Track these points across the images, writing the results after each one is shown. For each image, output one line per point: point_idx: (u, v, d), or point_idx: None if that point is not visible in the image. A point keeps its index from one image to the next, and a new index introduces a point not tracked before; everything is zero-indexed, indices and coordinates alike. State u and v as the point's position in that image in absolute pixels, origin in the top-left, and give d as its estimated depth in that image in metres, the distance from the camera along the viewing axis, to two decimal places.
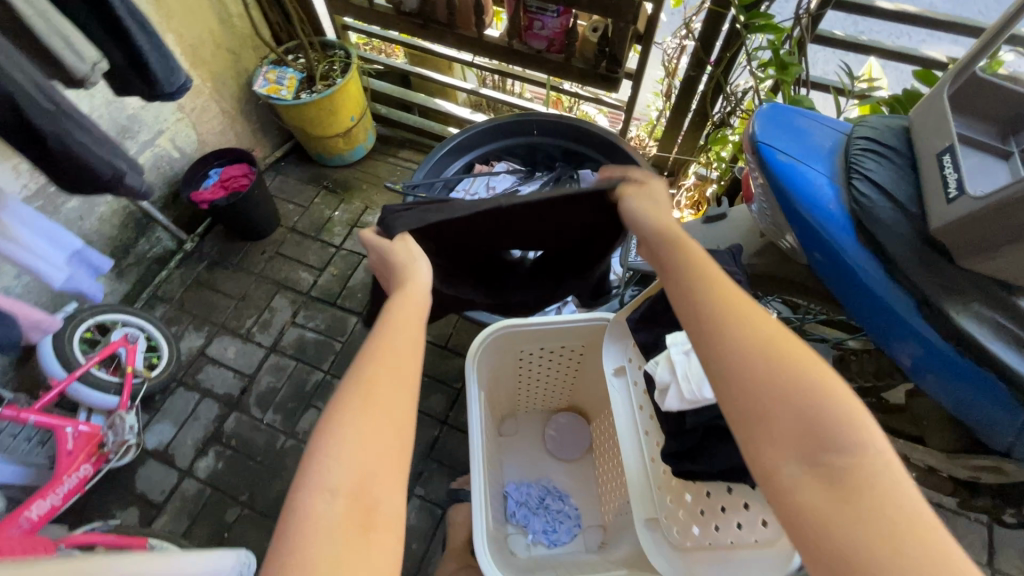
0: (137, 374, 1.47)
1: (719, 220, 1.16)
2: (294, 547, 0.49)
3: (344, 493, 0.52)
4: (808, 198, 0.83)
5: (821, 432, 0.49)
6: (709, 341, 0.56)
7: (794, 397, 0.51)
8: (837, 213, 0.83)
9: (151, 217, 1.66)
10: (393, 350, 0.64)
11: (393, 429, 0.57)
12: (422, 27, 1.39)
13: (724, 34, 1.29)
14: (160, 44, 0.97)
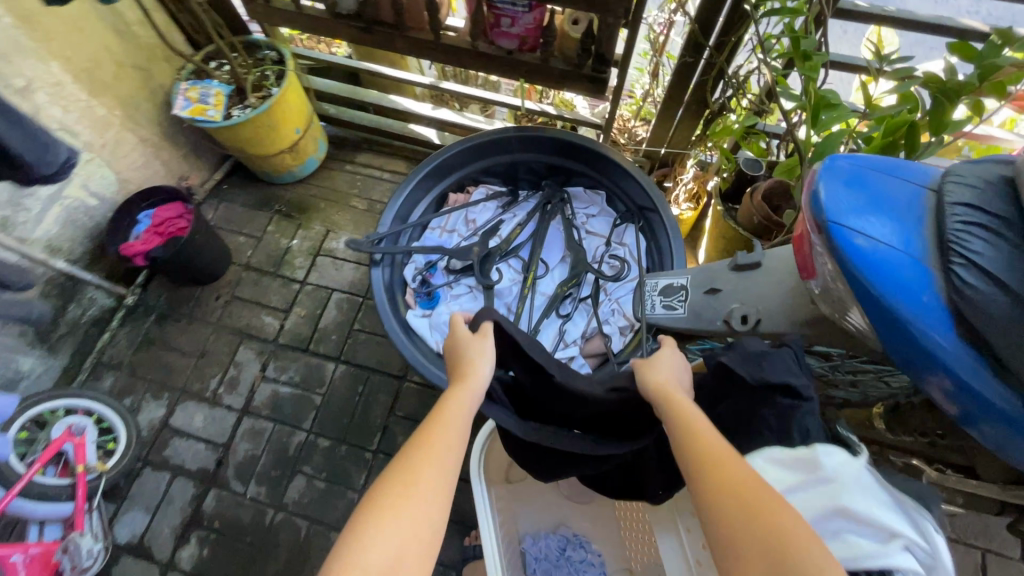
0: (93, 468, 1.30)
1: (755, 268, 0.81)
2: None
3: None
4: (883, 294, 0.55)
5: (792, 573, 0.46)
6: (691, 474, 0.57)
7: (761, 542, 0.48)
8: (930, 309, 0.54)
9: (77, 278, 1.43)
10: (438, 442, 0.69)
11: (419, 527, 0.61)
12: (365, 31, 1.15)
13: (727, 14, 1.08)
14: (22, 117, 0.74)
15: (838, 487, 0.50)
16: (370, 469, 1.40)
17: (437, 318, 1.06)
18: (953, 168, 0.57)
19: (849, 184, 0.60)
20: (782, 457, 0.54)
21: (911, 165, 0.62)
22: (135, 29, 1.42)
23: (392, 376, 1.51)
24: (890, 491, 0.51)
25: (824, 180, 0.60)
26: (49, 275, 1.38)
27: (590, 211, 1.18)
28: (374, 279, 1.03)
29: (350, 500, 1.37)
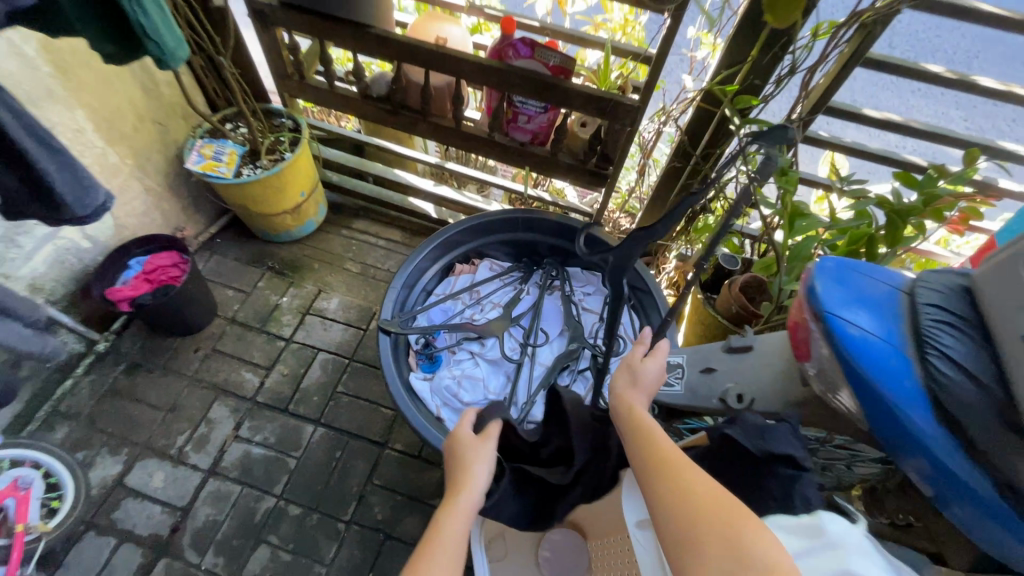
0: (32, 528, 1.18)
1: (745, 351, 0.89)
2: None
3: None
4: (884, 375, 0.63)
5: (741, 551, 0.52)
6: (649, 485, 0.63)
7: (705, 515, 0.56)
8: (914, 392, 0.62)
9: (54, 320, 1.37)
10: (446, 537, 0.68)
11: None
12: (391, 113, 1.26)
13: (713, 130, 1.25)
14: (70, 162, 0.76)
15: (842, 554, 0.54)
16: (342, 541, 1.33)
17: (438, 381, 1.09)
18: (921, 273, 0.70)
19: (840, 284, 0.69)
20: (789, 525, 0.58)
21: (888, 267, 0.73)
22: (161, 88, 1.46)
23: (373, 444, 1.46)
24: (889, 559, 0.55)
25: (825, 276, 0.69)
26: None
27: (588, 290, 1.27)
28: (380, 344, 1.05)
29: None
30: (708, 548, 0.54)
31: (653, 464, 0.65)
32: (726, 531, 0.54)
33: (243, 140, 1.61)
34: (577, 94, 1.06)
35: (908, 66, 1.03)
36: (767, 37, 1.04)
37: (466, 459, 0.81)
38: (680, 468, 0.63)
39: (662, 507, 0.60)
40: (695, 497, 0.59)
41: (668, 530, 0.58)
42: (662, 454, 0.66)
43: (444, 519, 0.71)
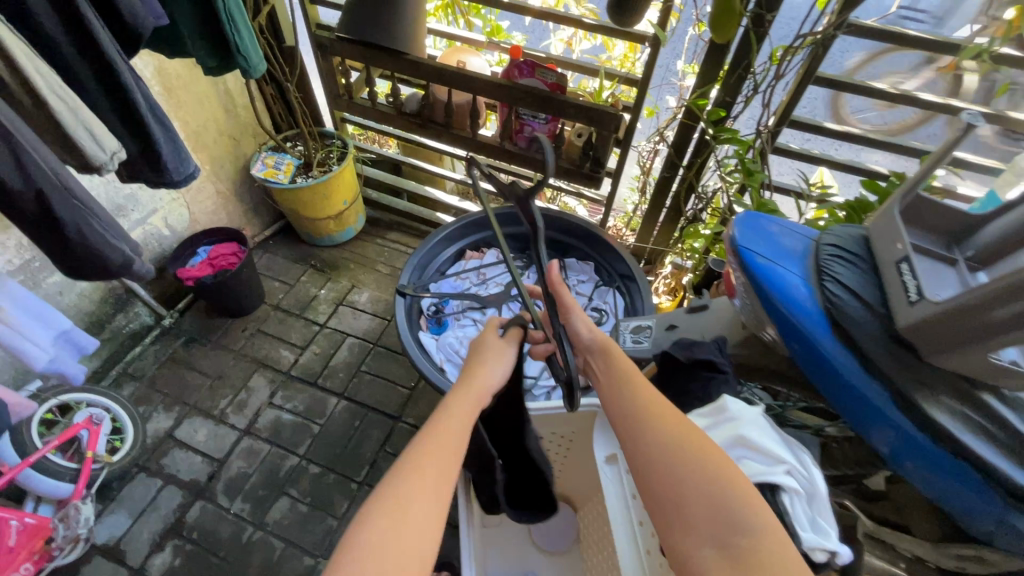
0: (97, 459, 1.38)
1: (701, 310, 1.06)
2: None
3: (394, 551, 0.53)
4: (787, 299, 0.78)
5: (725, 518, 0.57)
6: (636, 434, 0.66)
7: (695, 484, 0.59)
8: (813, 311, 0.77)
9: (134, 293, 1.63)
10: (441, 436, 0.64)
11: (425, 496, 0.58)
12: (420, 126, 1.52)
13: (695, 143, 1.42)
14: (174, 137, 1.00)
15: (737, 422, 0.68)
16: (354, 499, 1.46)
17: (444, 340, 1.29)
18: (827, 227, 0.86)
19: (752, 230, 0.84)
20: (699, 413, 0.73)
21: (800, 224, 0.89)
22: (239, 110, 1.77)
23: (388, 416, 1.62)
24: (779, 434, 0.69)
25: (743, 223, 0.85)
26: (113, 286, 1.58)
27: (582, 279, 1.46)
28: (397, 304, 1.25)
29: (328, 527, 1.41)
30: (693, 516, 0.58)
31: (638, 426, 0.66)
32: (713, 498, 0.58)
33: (300, 155, 1.90)
34: (569, 106, 1.28)
35: (855, 83, 1.21)
36: (733, 59, 1.23)
37: (485, 363, 0.76)
38: (663, 433, 0.64)
39: (652, 469, 0.62)
40: (687, 467, 0.61)
41: (657, 490, 0.61)
42: (654, 418, 0.66)
43: (455, 402, 0.69)
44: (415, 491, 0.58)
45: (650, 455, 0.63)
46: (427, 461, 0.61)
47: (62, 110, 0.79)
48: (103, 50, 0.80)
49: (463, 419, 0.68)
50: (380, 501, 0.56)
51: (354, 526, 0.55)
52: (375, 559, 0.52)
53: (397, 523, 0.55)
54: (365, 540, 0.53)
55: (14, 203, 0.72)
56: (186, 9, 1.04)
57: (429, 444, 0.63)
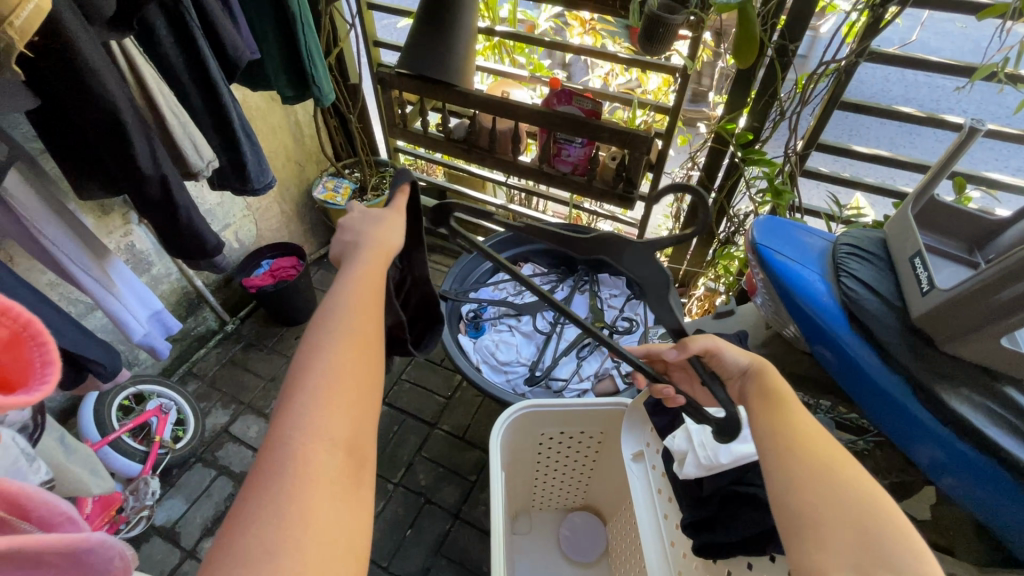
0: (164, 445, 1.51)
1: (727, 314, 1.15)
2: (290, 494, 0.42)
3: (340, 448, 0.45)
4: (806, 293, 0.88)
5: (874, 547, 0.48)
6: (773, 443, 0.57)
7: (842, 505, 0.50)
8: (831, 305, 0.87)
9: (204, 298, 1.80)
10: (365, 311, 0.54)
11: (367, 385, 0.50)
12: (466, 150, 1.67)
13: (725, 167, 1.49)
14: (258, 152, 1.15)
15: None
16: (389, 499, 1.52)
17: (483, 344, 1.40)
18: (849, 230, 0.96)
19: (772, 231, 0.96)
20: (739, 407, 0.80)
21: (820, 231, 1.00)
22: (306, 139, 1.97)
23: (425, 423, 1.69)
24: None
25: (763, 226, 0.97)
26: (187, 291, 1.76)
27: (614, 294, 1.53)
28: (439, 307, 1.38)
29: None
30: (835, 542, 0.49)
31: (775, 433, 0.57)
32: (858, 518, 0.49)
33: (356, 180, 2.08)
34: (605, 129, 1.38)
35: (881, 108, 1.26)
36: (760, 86, 1.30)
37: (388, 226, 0.65)
38: (802, 444, 0.55)
39: (786, 483, 0.53)
40: (833, 486, 0.51)
41: (791, 508, 0.52)
42: (796, 431, 0.57)
43: (370, 259, 0.60)
44: (353, 352, 0.50)
45: (784, 468, 0.54)
46: (358, 318, 0.53)
47: (175, 123, 0.95)
48: (212, 75, 0.97)
49: (382, 276, 0.60)
50: (311, 367, 0.48)
51: (284, 393, 0.47)
52: (323, 427, 0.45)
53: (342, 386, 0.48)
54: (303, 406, 0.46)
55: (136, 192, 0.87)
56: (273, 47, 1.23)
57: (356, 304, 0.54)
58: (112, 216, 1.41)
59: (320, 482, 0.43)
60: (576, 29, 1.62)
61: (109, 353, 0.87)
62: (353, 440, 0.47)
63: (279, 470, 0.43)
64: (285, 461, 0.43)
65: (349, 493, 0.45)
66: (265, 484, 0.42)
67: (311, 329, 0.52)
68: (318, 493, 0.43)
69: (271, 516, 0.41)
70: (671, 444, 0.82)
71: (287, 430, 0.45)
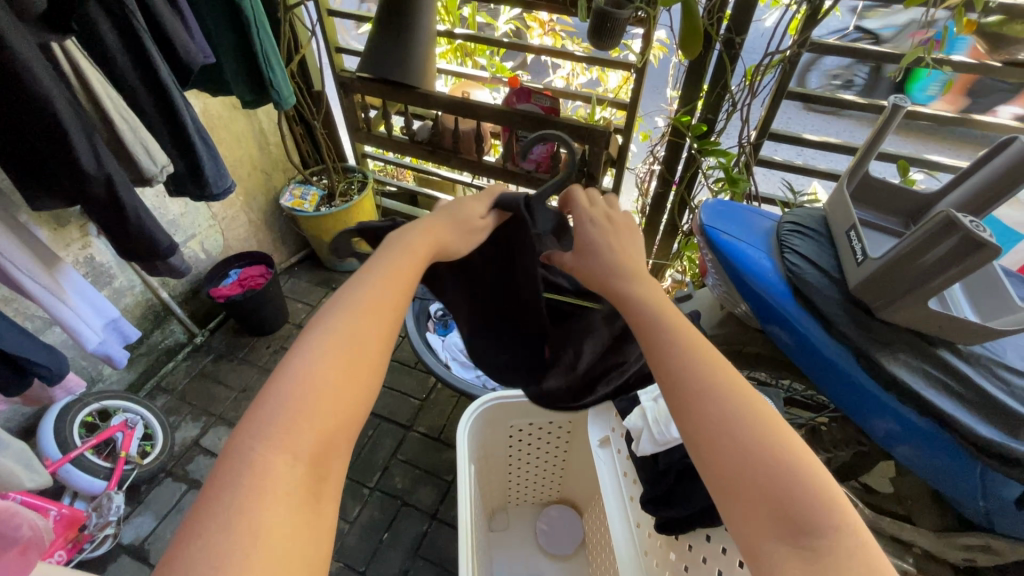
0: (130, 461, 1.47)
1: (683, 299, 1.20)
2: (244, 505, 0.42)
3: (305, 461, 0.46)
4: (751, 270, 0.93)
5: (792, 514, 0.45)
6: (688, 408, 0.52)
7: (769, 473, 0.47)
8: (776, 280, 0.92)
9: (170, 310, 1.76)
10: (368, 324, 0.53)
11: (347, 400, 0.50)
12: (431, 151, 1.71)
13: (684, 159, 1.52)
14: (215, 157, 1.15)
15: None
16: (365, 502, 1.51)
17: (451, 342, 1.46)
18: (792, 210, 1.02)
19: (718, 214, 1.02)
20: None
21: (766, 214, 1.06)
22: (272, 147, 1.96)
23: (400, 426, 1.68)
24: None
25: (711, 209, 1.03)
26: (152, 303, 1.72)
27: None
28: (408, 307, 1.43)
29: (339, 531, 1.45)
30: (756, 515, 0.46)
31: (680, 395, 0.52)
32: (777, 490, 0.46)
33: (324, 186, 2.06)
34: (565, 125, 1.40)
35: (825, 97, 1.32)
36: (711, 79, 1.34)
37: (438, 222, 0.63)
38: (728, 408, 0.50)
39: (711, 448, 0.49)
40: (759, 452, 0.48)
41: (721, 473, 0.49)
42: (725, 388, 0.51)
43: (391, 262, 0.58)
44: (334, 364, 0.50)
45: (722, 441, 0.49)
46: (355, 328, 0.52)
47: (125, 128, 0.94)
48: (161, 79, 0.96)
49: (410, 279, 0.58)
50: (291, 378, 0.48)
51: (259, 398, 0.48)
52: (288, 440, 0.46)
53: (317, 397, 0.48)
54: (274, 416, 0.46)
55: (83, 195, 0.86)
56: (228, 53, 1.23)
57: (353, 311, 0.53)
58: (69, 228, 1.38)
59: (278, 493, 0.43)
60: (536, 31, 1.65)
61: (54, 355, 0.85)
62: (319, 454, 0.47)
63: (232, 479, 0.43)
64: (243, 468, 0.44)
65: (308, 507, 0.45)
66: (220, 491, 0.43)
67: (302, 333, 0.52)
68: (276, 506, 0.43)
69: (219, 527, 0.41)
70: (628, 423, 0.84)
71: (249, 440, 0.45)
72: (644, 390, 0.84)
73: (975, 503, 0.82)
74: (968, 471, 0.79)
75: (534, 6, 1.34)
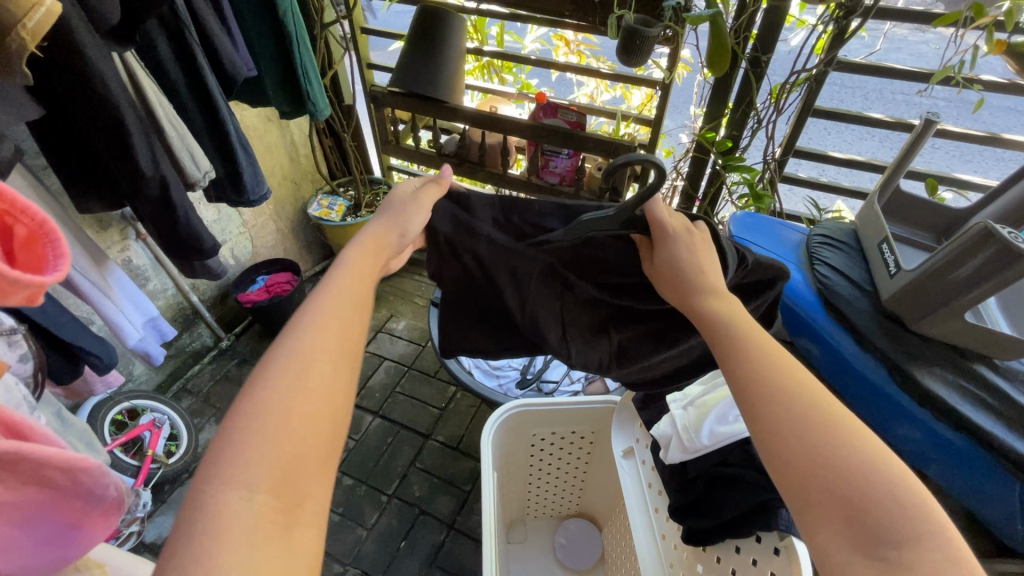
0: (156, 460, 1.50)
1: None
2: (202, 546, 0.41)
3: (264, 494, 0.44)
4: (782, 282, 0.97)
5: (877, 517, 0.44)
6: (757, 408, 0.52)
7: (855, 466, 0.46)
8: (807, 292, 0.95)
9: (199, 314, 1.81)
10: (314, 350, 0.52)
11: (310, 426, 0.48)
12: (458, 164, 1.75)
13: (708, 174, 1.53)
14: (254, 164, 1.20)
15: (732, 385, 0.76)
16: (383, 510, 1.51)
17: None
18: (822, 223, 1.04)
19: (748, 226, 1.07)
20: (702, 382, 0.82)
21: (795, 227, 1.09)
22: (302, 158, 2.02)
23: (419, 434, 1.69)
24: None
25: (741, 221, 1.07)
26: (183, 306, 1.77)
27: None
28: (433, 314, 1.45)
29: (357, 537, 1.45)
30: (820, 509, 0.45)
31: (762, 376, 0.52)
32: (857, 492, 0.45)
33: (351, 198, 2.11)
34: (590, 140, 1.43)
35: (852, 115, 1.33)
36: (737, 96, 1.36)
37: (380, 224, 0.63)
38: (807, 395, 0.50)
39: (782, 430, 0.49)
40: (826, 446, 0.47)
41: (797, 472, 0.48)
42: (799, 382, 0.51)
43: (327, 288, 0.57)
44: (286, 392, 0.49)
45: (817, 444, 0.47)
46: (299, 354, 0.51)
47: (174, 134, 0.98)
48: (209, 89, 1.01)
49: (346, 301, 0.57)
50: (241, 414, 0.47)
51: (218, 437, 0.47)
52: (241, 475, 0.44)
53: (268, 428, 0.47)
54: (229, 452, 0.45)
55: (137, 194, 0.90)
56: (270, 66, 1.28)
57: (309, 331, 0.53)
58: (110, 231, 1.43)
59: (237, 532, 0.42)
60: (562, 49, 1.69)
61: (105, 346, 0.89)
62: (278, 482, 0.45)
63: (192, 523, 0.42)
64: (200, 509, 0.42)
65: (275, 540, 0.43)
66: (181, 536, 0.42)
67: (257, 367, 0.51)
68: (233, 545, 0.41)
69: (175, 574, 0.39)
70: (657, 433, 0.83)
71: (207, 481, 0.44)
72: (672, 397, 0.82)
73: (1016, 524, 0.79)
74: (1013, 492, 0.76)
75: (563, 25, 1.38)
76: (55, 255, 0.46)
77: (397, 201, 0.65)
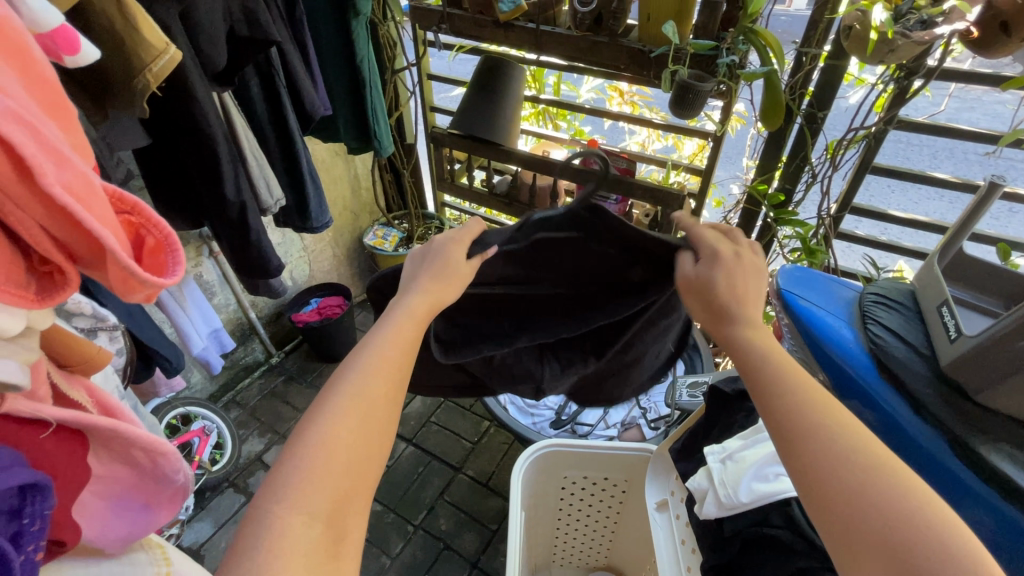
0: (201, 466, 1.57)
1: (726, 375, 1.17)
2: (263, 566, 0.44)
3: (320, 522, 0.48)
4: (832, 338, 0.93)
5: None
6: (797, 460, 0.50)
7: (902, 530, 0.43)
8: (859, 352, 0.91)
9: (255, 330, 1.91)
10: (372, 389, 0.55)
11: (362, 462, 0.52)
12: (508, 203, 1.81)
13: (758, 226, 1.52)
14: (321, 195, 1.29)
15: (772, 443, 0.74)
16: (408, 540, 1.50)
17: None
18: (877, 282, 1.01)
19: (797, 281, 1.05)
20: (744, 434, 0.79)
21: (848, 285, 1.06)
22: (363, 191, 2.15)
23: (450, 466, 1.69)
24: None
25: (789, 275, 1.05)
26: (241, 321, 1.88)
27: None
28: None
29: (381, 565, 1.45)
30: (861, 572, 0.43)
31: (802, 427, 0.51)
32: (902, 557, 0.43)
33: (404, 230, 2.22)
34: (638, 187, 1.45)
35: (912, 174, 1.30)
36: (791, 151, 1.36)
37: (435, 279, 0.65)
38: (851, 450, 0.49)
39: (823, 487, 0.48)
40: (867, 504, 0.45)
41: (837, 531, 0.46)
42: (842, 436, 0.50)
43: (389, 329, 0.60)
44: (346, 427, 0.52)
45: (861, 502, 0.46)
46: (360, 391, 0.55)
47: (255, 164, 1.09)
48: (289, 126, 1.12)
49: (404, 345, 0.60)
50: (304, 442, 0.51)
51: (278, 462, 0.50)
52: (302, 501, 0.48)
53: (328, 460, 0.50)
54: (291, 479, 0.49)
55: (218, 215, 1.00)
56: (344, 107, 1.40)
57: (366, 372, 0.56)
58: (188, 247, 1.57)
59: (297, 554, 0.45)
60: (615, 99, 1.75)
61: (175, 351, 0.97)
62: (334, 512, 0.49)
63: (254, 542, 0.45)
64: (263, 530, 0.46)
65: (327, 565, 0.47)
66: (244, 554, 0.45)
67: (316, 401, 0.55)
68: (292, 566, 0.45)
69: None
70: (692, 485, 0.81)
71: (269, 505, 0.47)
72: (710, 448, 0.80)
73: None
74: None
75: (619, 78, 1.44)
76: (173, 261, 0.48)
77: (448, 253, 0.67)
